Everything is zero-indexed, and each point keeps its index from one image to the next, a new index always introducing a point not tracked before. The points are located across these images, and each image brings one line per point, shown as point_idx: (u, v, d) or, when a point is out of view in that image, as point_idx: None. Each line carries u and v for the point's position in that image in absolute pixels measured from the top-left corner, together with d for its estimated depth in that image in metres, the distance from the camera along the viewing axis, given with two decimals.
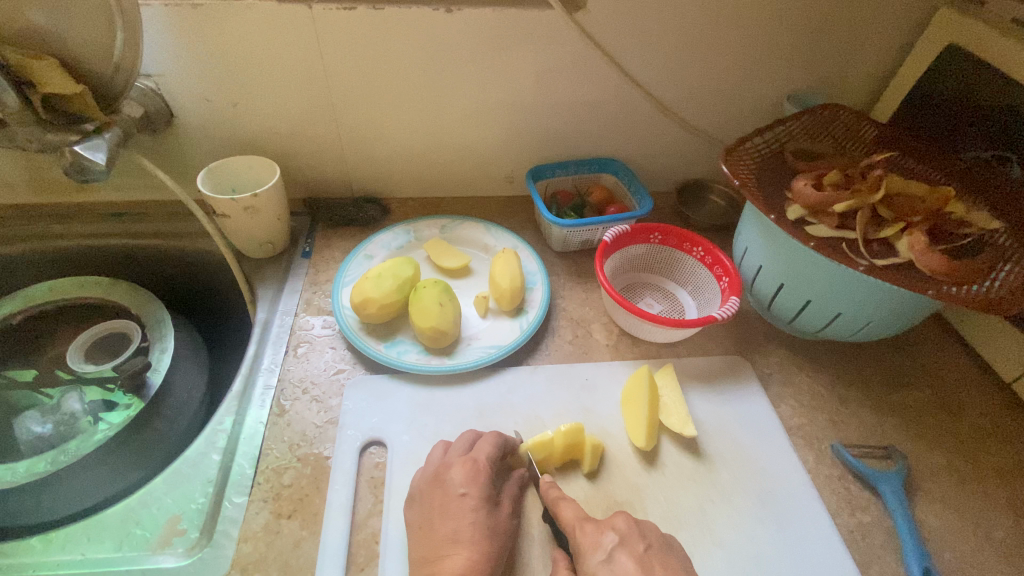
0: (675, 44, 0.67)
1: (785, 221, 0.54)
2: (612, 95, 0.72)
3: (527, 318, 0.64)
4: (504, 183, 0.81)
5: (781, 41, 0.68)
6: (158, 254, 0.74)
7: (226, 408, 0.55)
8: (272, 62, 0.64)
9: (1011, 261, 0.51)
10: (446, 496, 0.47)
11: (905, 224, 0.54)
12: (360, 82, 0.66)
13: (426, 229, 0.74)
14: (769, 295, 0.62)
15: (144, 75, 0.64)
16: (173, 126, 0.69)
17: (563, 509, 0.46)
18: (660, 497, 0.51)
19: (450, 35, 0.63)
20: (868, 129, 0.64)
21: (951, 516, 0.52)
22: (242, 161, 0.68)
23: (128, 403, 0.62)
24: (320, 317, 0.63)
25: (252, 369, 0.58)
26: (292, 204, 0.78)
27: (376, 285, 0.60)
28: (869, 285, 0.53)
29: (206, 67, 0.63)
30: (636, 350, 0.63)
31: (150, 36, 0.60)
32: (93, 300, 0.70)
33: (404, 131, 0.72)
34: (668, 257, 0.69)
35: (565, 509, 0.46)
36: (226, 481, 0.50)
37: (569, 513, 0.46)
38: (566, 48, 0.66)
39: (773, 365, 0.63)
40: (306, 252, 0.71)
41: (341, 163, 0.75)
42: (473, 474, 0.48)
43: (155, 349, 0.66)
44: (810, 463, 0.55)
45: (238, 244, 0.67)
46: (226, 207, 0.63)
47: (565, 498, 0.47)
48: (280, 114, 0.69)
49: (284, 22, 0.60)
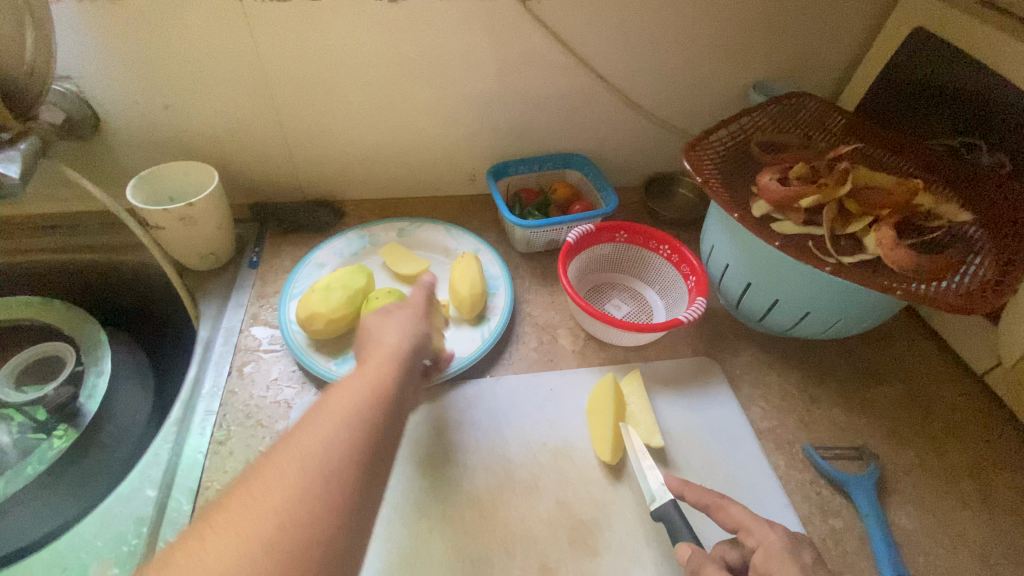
0: (636, 33, 0.64)
1: (749, 219, 0.52)
2: (573, 87, 0.68)
3: (489, 326, 0.61)
4: (466, 182, 0.77)
5: (745, 28, 0.66)
6: (93, 270, 0.69)
7: (162, 438, 0.51)
8: (206, 59, 0.59)
9: (981, 254, 0.49)
10: (388, 321, 0.46)
11: (874, 218, 0.52)
12: (304, 80, 0.62)
13: (382, 232, 0.70)
14: (736, 295, 0.60)
15: (62, 78, 0.58)
16: (100, 130, 0.64)
17: (728, 511, 0.44)
18: (627, 506, 0.49)
19: (397, 28, 0.59)
20: (835, 119, 0.62)
21: (923, 517, 0.51)
22: (176, 166, 0.63)
23: (62, 433, 0.58)
24: (267, 333, 0.60)
25: (192, 394, 0.54)
26: (239, 210, 0.74)
27: (323, 298, 0.56)
28: (837, 283, 0.51)
29: (132, 67, 0.59)
30: (604, 355, 0.61)
31: (65, 33, 0.55)
32: (24, 321, 0.66)
33: (355, 130, 0.68)
34: (635, 255, 0.67)
35: (730, 509, 0.44)
36: (162, 518, 0.47)
37: (718, 506, 0.44)
38: (521, 39, 0.62)
39: (743, 365, 0.61)
40: (253, 262, 0.67)
41: (290, 166, 0.71)
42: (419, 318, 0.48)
43: (90, 373, 0.62)
44: (781, 469, 0.53)
45: (177, 255, 0.63)
46: (159, 217, 0.58)
47: (733, 503, 0.44)
48: (220, 115, 0.64)
49: (214, 17, 0.56)
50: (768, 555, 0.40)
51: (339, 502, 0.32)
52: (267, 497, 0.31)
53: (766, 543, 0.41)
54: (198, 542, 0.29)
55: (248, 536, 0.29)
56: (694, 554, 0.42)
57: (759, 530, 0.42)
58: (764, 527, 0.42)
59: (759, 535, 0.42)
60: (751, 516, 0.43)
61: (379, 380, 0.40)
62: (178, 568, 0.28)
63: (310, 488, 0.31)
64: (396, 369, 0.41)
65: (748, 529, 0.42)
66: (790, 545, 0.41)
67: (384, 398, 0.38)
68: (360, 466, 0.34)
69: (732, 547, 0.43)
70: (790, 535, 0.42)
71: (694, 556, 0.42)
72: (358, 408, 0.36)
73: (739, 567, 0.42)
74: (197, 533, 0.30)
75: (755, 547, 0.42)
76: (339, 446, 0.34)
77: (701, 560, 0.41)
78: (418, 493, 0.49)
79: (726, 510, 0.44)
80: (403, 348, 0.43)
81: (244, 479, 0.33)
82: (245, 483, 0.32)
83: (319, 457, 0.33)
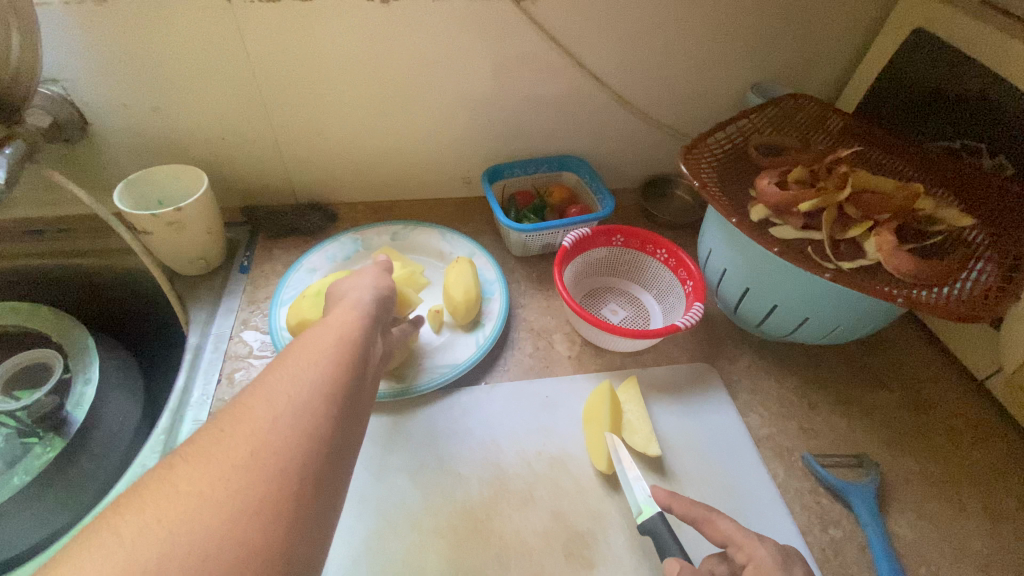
0: (633, 33, 0.63)
1: (747, 224, 0.51)
2: (569, 88, 0.67)
3: (484, 332, 0.60)
4: (461, 184, 0.77)
5: (743, 28, 0.65)
6: (82, 275, 0.68)
7: (150, 447, 0.50)
8: (195, 60, 0.58)
9: (983, 259, 0.48)
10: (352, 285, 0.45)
11: (873, 222, 0.51)
12: (296, 82, 0.61)
13: (376, 236, 0.69)
14: (734, 300, 0.59)
15: (49, 81, 0.57)
16: (89, 134, 0.63)
17: (716, 525, 0.43)
18: (622, 517, 0.48)
19: (389, 29, 0.58)
20: (834, 121, 0.62)
21: (924, 526, 0.50)
22: (166, 170, 0.62)
23: (49, 442, 0.58)
24: (257, 339, 0.59)
25: (181, 403, 0.53)
26: (231, 213, 0.73)
27: (314, 304, 0.55)
28: (837, 289, 0.50)
29: (120, 69, 0.58)
30: (600, 361, 0.60)
31: (51, 35, 0.54)
32: (12, 327, 0.64)
33: (348, 132, 0.67)
34: (631, 259, 0.66)
35: (719, 524, 0.43)
36: None
37: (707, 520, 0.43)
38: (516, 40, 0.61)
39: (741, 371, 0.60)
40: (244, 266, 0.66)
41: (283, 168, 0.70)
42: (384, 279, 0.47)
43: (77, 381, 0.62)
44: (780, 478, 0.52)
45: (167, 260, 0.62)
46: (147, 222, 0.57)
47: (720, 517, 0.43)
48: (209, 117, 0.63)
49: (203, 18, 0.55)
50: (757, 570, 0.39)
51: (314, 433, 0.30)
52: (238, 432, 0.29)
53: (756, 559, 0.40)
54: (167, 481, 0.27)
55: (219, 469, 0.27)
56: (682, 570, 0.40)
57: (748, 545, 0.41)
58: (752, 542, 0.41)
59: (749, 550, 0.41)
60: (741, 530, 0.42)
61: (347, 327, 0.37)
62: (146, 504, 0.26)
63: (281, 422, 0.29)
64: (362, 315, 0.40)
65: (737, 544, 0.42)
66: (780, 561, 0.40)
67: (352, 340, 0.37)
68: (333, 399, 0.32)
69: (720, 563, 0.42)
70: (781, 551, 0.41)
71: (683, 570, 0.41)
72: (326, 346, 0.35)
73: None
74: (165, 473, 0.27)
75: (745, 562, 0.41)
76: (309, 382, 0.32)
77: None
78: (411, 504, 0.48)
79: (715, 524, 0.43)
80: (365, 302, 0.42)
81: (212, 421, 0.30)
82: (214, 423, 0.30)
83: (286, 395, 0.31)
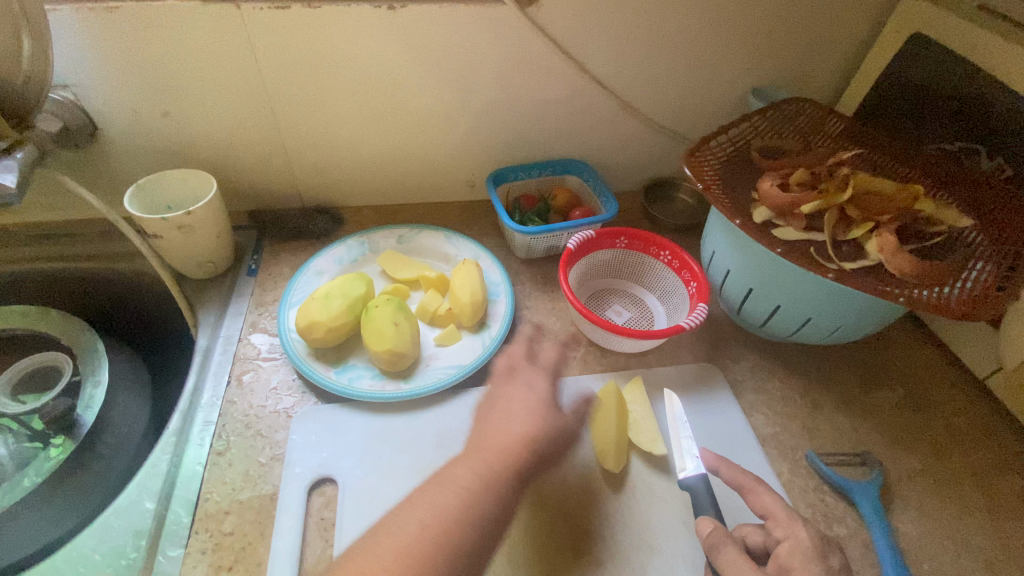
0: (636, 38, 0.64)
1: (750, 226, 0.52)
2: (572, 92, 0.68)
3: (489, 334, 0.60)
4: (466, 188, 0.77)
5: (744, 32, 0.66)
6: (91, 279, 0.69)
7: (161, 449, 0.51)
8: (205, 66, 0.59)
9: (983, 260, 0.49)
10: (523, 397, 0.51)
11: (874, 223, 0.52)
12: (303, 87, 0.62)
13: (382, 239, 0.69)
14: (737, 300, 0.60)
15: (59, 86, 0.58)
16: (98, 138, 0.63)
17: (761, 499, 0.46)
18: (657, 497, 0.50)
19: (395, 36, 0.59)
20: (834, 123, 0.63)
21: (927, 523, 0.51)
22: (175, 174, 0.62)
23: (59, 443, 0.58)
24: (267, 341, 0.59)
25: (191, 405, 0.54)
26: (238, 217, 0.73)
27: (323, 307, 0.56)
28: (839, 289, 0.51)
29: (130, 75, 0.58)
30: (605, 361, 0.61)
31: (63, 41, 0.55)
32: (20, 330, 0.65)
33: (355, 137, 0.68)
34: (635, 261, 0.66)
35: (762, 496, 0.46)
36: (160, 532, 0.46)
37: (753, 491, 0.46)
38: (520, 45, 0.62)
39: (745, 371, 0.61)
40: (251, 269, 0.67)
41: (290, 173, 0.71)
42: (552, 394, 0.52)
43: (87, 383, 0.63)
44: (785, 475, 0.53)
45: (176, 264, 0.63)
46: (158, 226, 0.58)
47: (767, 491, 0.46)
48: (218, 122, 0.64)
49: (214, 26, 0.56)
50: (794, 549, 0.42)
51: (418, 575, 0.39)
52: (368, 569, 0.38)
53: (795, 538, 0.43)
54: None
55: None
56: (714, 531, 0.44)
57: (788, 524, 0.43)
58: (793, 522, 0.44)
59: (788, 528, 0.43)
60: (783, 509, 0.45)
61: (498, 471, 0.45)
62: None
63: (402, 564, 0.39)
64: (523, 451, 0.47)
65: (777, 520, 0.44)
66: (818, 546, 0.42)
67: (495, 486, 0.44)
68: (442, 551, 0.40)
69: (755, 530, 0.45)
70: (821, 537, 0.43)
71: (714, 532, 0.44)
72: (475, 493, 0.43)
73: (759, 550, 0.45)
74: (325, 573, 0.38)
75: (782, 538, 0.43)
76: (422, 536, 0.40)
77: (722, 539, 0.43)
78: None
79: (760, 496, 0.46)
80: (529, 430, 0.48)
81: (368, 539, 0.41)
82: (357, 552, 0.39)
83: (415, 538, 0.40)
